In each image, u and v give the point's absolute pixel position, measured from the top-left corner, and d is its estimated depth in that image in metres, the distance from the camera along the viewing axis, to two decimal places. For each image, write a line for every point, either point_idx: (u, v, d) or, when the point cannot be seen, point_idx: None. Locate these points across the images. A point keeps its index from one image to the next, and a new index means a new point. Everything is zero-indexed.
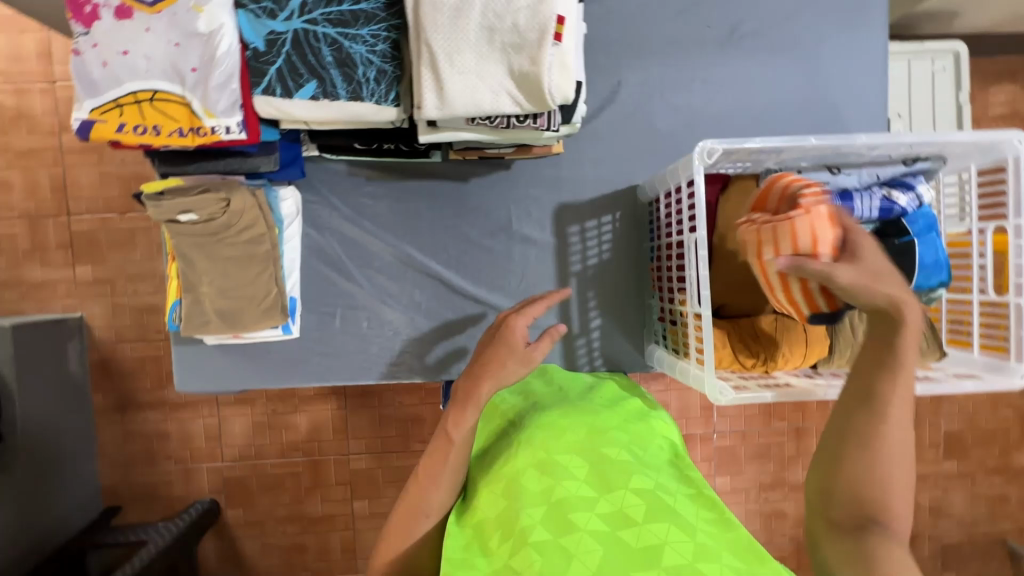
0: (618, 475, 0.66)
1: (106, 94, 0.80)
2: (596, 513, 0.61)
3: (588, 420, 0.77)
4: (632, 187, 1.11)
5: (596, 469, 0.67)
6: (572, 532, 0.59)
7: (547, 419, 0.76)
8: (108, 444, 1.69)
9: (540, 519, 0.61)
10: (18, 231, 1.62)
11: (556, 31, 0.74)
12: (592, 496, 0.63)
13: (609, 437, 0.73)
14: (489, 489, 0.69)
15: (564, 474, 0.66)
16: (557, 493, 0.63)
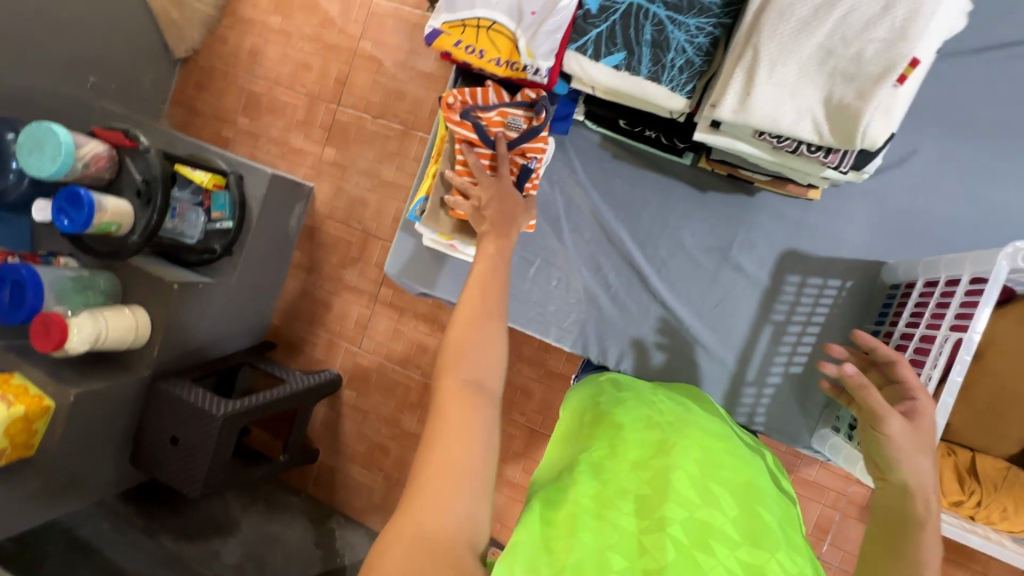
0: (770, 539, 0.60)
1: (459, 13, 0.94)
2: (736, 555, 0.57)
3: (748, 470, 0.71)
4: (878, 263, 1.02)
5: (750, 518, 0.62)
6: (709, 553, 0.56)
7: (709, 441, 0.73)
8: (290, 293, 2.03)
9: (682, 521, 0.58)
10: (300, 105, 1.99)
11: (904, 72, 0.70)
12: (736, 539, 0.59)
13: (767, 501, 0.67)
14: (634, 463, 0.67)
15: (716, 503, 0.62)
16: (701, 512, 0.60)
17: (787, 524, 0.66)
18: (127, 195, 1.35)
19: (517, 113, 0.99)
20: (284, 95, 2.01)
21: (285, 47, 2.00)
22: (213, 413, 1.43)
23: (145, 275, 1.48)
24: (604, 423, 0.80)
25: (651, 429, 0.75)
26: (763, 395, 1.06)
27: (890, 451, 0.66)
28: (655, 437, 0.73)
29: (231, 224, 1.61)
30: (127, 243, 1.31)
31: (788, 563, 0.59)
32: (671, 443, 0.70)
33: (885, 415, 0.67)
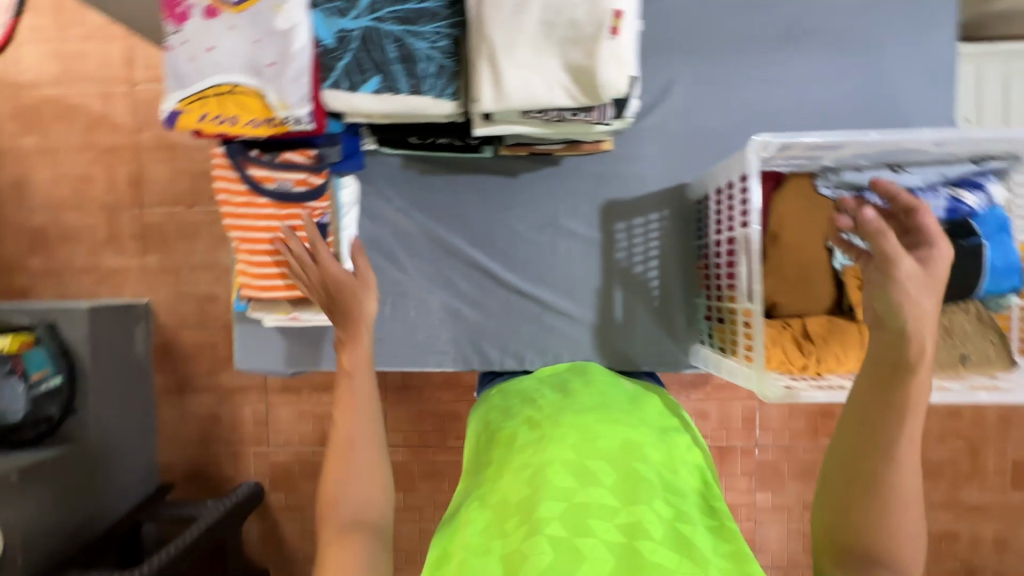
0: (643, 492, 0.69)
1: (192, 86, 0.86)
2: (615, 523, 0.64)
3: (623, 431, 0.81)
4: (681, 185, 1.11)
5: (622, 478, 0.71)
6: (587, 535, 0.62)
7: (579, 420, 0.81)
8: (168, 423, 1.80)
9: (559, 515, 0.64)
10: (98, 222, 1.76)
11: (613, 24, 0.76)
12: (615, 506, 0.67)
13: (642, 452, 0.77)
14: (512, 478, 0.73)
15: (593, 481, 0.69)
16: (579, 496, 0.66)
17: (662, 466, 0.77)
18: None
19: (285, 177, 0.95)
20: (74, 218, 1.76)
21: (54, 166, 1.75)
22: None
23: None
24: (497, 441, 0.85)
25: (532, 432, 0.81)
26: (636, 339, 1.12)
27: (899, 297, 0.66)
28: (536, 439, 0.80)
29: (59, 379, 1.40)
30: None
31: (661, 506, 0.69)
32: (549, 440, 0.77)
33: (894, 276, 0.66)
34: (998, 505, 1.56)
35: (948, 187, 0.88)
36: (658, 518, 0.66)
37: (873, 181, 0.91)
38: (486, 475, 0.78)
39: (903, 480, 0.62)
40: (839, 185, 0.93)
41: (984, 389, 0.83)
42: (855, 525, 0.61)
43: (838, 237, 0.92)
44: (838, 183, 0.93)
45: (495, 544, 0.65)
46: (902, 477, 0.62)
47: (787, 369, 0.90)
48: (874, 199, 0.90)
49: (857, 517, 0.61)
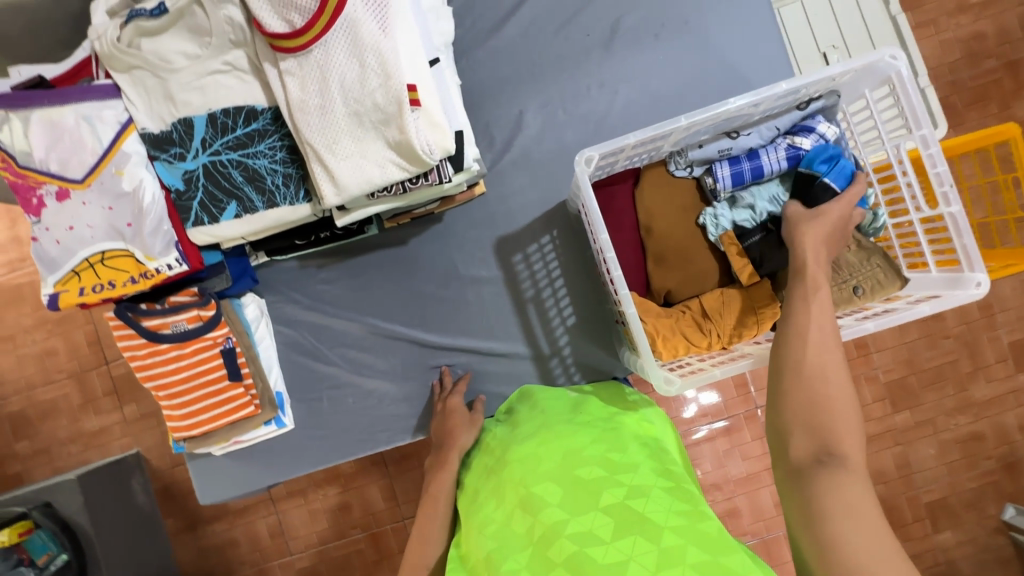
0: (591, 494, 0.69)
1: (63, 267, 0.91)
2: (567, 538, 0.64)
3: (561, 441, 0.80)
4: (562, 202, 1.14)
5: (567, 492, 0.70)
6: (548, 568, 0.63)
7: (527, 451, 0.81)
8: (189, 561, 1.78)
9: (524, 564, 0.66)
10: (69, 389, 1.79)
11: (411, 98, 0.80)
12: (564, 519, 0.66)
13: (585, 453, 0.76)
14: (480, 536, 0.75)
15: (541, 506, 0.70)
16: (534, 532, 0.67)
17: (608, 454, 0.76)
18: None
19: (178, 318, 0.99)
20: (47, 392, 1.79)
21: (15, 350, 1.79)
22: None
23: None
24: (466, 497, 0.88)
25: (493, 482, 0.82)
26: (567, 358, 1.14)
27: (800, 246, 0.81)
28: (490, 489, 0.81)
29: (66, 554, 1.45)
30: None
31: (608, 501, 0.67)
32: (503, 487, 0.78)
33: (800, 242, 0.80)
34: (1005, 395, 1.55)
35: (787, 136, 0.92)
36: (605, 517, 0.65)
37: (718, 151, 0.93)
38: (463, 533, 0.82)
39: (832, 389, 0.66)
40: (689, 166, 0.95)
41: (874, 316, 0.86)
42: (796, 442, 0.64)
43: (706, 213, 0.95)
44: (687, 165, 0.95)
45: None
46: (820, 378, 0.67)
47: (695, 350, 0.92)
48: (725, 168, 0.92)
49: (797, 432, 0.65)
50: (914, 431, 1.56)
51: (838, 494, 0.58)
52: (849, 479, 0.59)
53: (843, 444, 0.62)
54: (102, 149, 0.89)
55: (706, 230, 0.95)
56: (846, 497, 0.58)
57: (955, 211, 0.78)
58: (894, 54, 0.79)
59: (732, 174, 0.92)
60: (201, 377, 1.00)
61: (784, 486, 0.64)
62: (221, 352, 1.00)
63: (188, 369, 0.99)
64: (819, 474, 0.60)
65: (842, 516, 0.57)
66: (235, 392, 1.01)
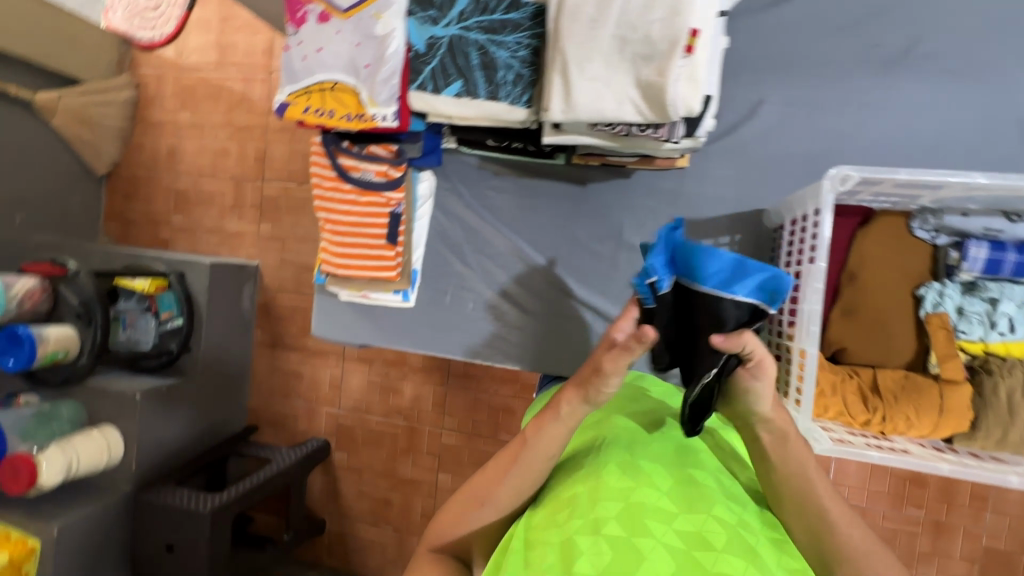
0: (703, 500, 0.66)
1: (301, 82, 0.99)
2: (674, 528, 0.62)
3: (676, 433, 0.78)
4: (759, 211, 1.05)
5: (681, 487, 0.68)
6: (647, 536, 0.60)
7: (635, 426, 0.79)
8: (260, 372, 2.02)
9: (616, 515, 0.63)
10: (227, 190, 2.01)
11: (688, 43, 0.74)
12: (673, 511, 0.64)
13: (697, 458, 0.73)
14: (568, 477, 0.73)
15: (648, 481, 0.67)
16: (635, 496, 0.65)
17: (718, 471, 0.73)
18: (69, 320, 1.39)
19: (369, 167, 1.06)
20: (210, 184, 2.02)
21: (199, 139, 2.02)
22: (199, 512, 1.42)
23: (107, 392, 1.52)
24: None
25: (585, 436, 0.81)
26: None
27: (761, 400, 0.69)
28: (586, 441, 0.79)
29: (182, 321, 1.64)
30: (78, 366, 1.36)
31: (723, 516, 0.64)
32: (598, 443, 0.77)
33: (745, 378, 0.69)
34: None
35: None
36: (718, 529, 0.62)
37: (982, 229, 0.82)
38: None
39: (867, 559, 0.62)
40: (935, 231, 0.85)
41: None
42: None
43: (930, 286, 0.84)
44: (934, 230, 0.85)
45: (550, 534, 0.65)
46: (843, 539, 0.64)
47: (844, 421, 0.82)
48: (981, 250, 0.81)
49: None
50: None
51: None
52: None
53: None
54: None
55: (921, 303, 0.84)
56: None
57: None
58: None
59: (987, 260, 0.81)
60: (364, 227, 1.09)
61: None
62: (387, 214, 1.07)
63: (357, 216, 1.08)
64: None
65: None
66: (385, 253, 1.09)
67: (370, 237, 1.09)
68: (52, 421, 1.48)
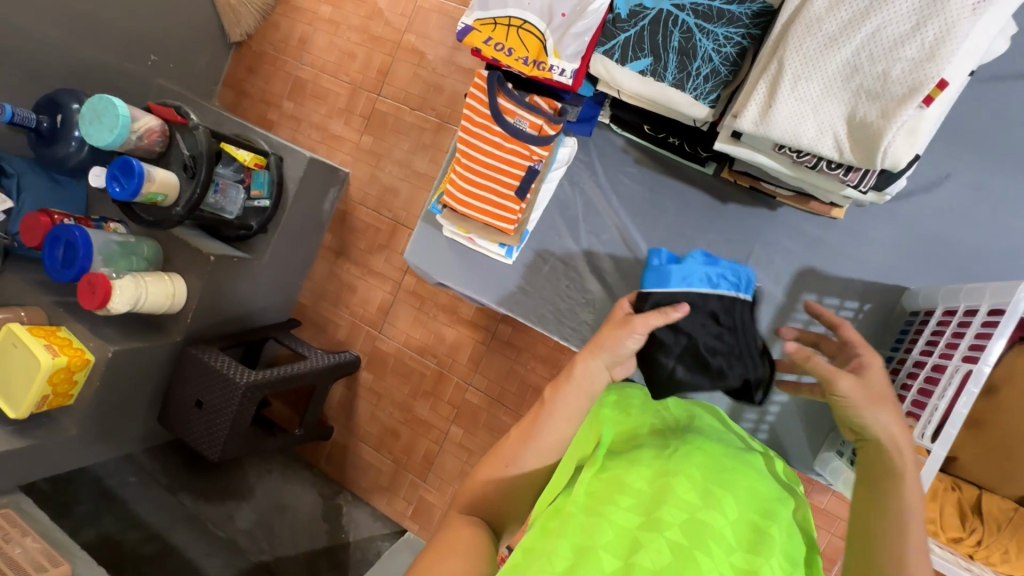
0: (768, 544, 0.63)
1: (491, 11, 0.97)
2: (730, 559, 0.61)
3: (753, 470, 0.74)
4: (898, 287, 0.99)
5: (746, 523, 0.65)
6: (704, 557, 0.59)
7: (714, 443, 0.75)
8: (318, 274, 2.07)
9: (679, 523, 0.62)
10: (343, 93, 2.03)
11: (930, 94, 0.68)
12: (732, 544, 0.62)
13: (773, 498, 0.69)
14: (635, 464, 0.70)
15: (717, 506, 0.65)
16: (702, 515, 0.63)
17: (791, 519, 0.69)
18: (174, 168, 1.44)
19: (526, 116, 1.05)
20: (329, 82, 2.04)
21: (332, 36, 2.03)
22: (236, 381, 1.47)
23: (181, 241, 1.55)
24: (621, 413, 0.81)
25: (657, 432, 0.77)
26: (767, 412, 1.05)
27: (850, 410, 0.64)
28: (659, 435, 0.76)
29: (267, 203, 1.65)
30: (171, 214, 1.40)
31: (780, 566, 0.62)
32: (673, 446, 0.73)
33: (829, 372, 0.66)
34: None
35: None
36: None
37: None
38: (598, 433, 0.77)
39: None
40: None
41: None
42: None
43: None
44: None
45: (607, 507, 0.64)
46: None
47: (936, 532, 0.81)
48: None
49: None
50: None
51: None
52: None
53: None
54: None
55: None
56: None
57: None
58: None
59: None
60: (495, 176, 1.09)
61: None
62: (525, 167, 1.07)
63: (492, 163, 1.09)
64: None
65: None
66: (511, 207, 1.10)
67: (498, 187, 1.09)
68: (133, 255, 1.54)
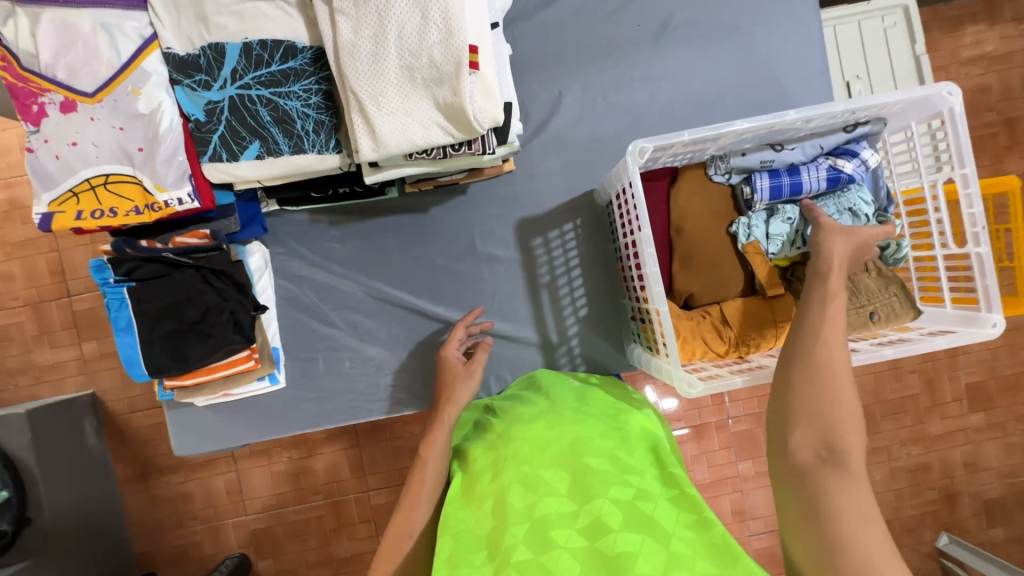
0: (600, 484, 0.65)
1: (61, 185, 0.84)
2: (575, 529, 0.61)
3: (574, 425, 0.76)
4: (588, 192, 1.13)
5: (578, 480, 0.66)
6: (552, 550, 0.59)
7: (534, 427, 0.77)
8: (137, 511, 1.62)
9: (523, 537, 0.61)
10: (24, 319, 1.58)
11: (471, 59, 0.76)
12: (573, 510, 0.63)
13: (592, 442, 0.72)
14: (476, 511, 0.69)
15: (546, 489, 0.66)
16: (539, 509, 0.63)
17: (616, 446, 0.73)
18: None
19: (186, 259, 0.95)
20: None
21: None
22: None
23: None
24: (460, 468, 0.80)
25: (488, 453, 0.77)
26: (573, 347, 1.13)
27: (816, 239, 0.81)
28: (490, 462, 0.75)
29: (7, 493, 1.27)
30: None
31: (619, 492, 0.64)
32: (502, 462, 0.73)
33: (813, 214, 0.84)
34: (955, 432, 1.64)
35: (828, 157, 0.94)
36: (616, 505, 0.62)
37: (760, 162, 0.95)
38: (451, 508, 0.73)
39: (840, 385, 0.62)
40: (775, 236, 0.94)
41: (888, 342, 0.89)
42: (797, 436, 0.60)
43: (739, 222, 0.96)
44: (776, 211, 0.95)
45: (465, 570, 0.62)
46: (831, 374, 0.63)
47: (711, 356, 0.94)
48: (765, 179, 0.93)
49: (800, 425, 0.60)
50: (871, 456, 1.63)
51: (844, 499, 0.56)
52: (848, 481, 0.57)
53: (846, 443, 0.58)
54: (120, 64, 0.82)
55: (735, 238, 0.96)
56: (844, 503, 0.56)
57: (983, 251, 0.82)
58: (952, 90, 0.81)
59: (771, 187, 0.93)
60: None
61: (781, 484, 0.61)
62: None
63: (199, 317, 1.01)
64: (817, 482, 0.58)
65: (851, 520, 0.55)
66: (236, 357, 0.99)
67: None
68: None
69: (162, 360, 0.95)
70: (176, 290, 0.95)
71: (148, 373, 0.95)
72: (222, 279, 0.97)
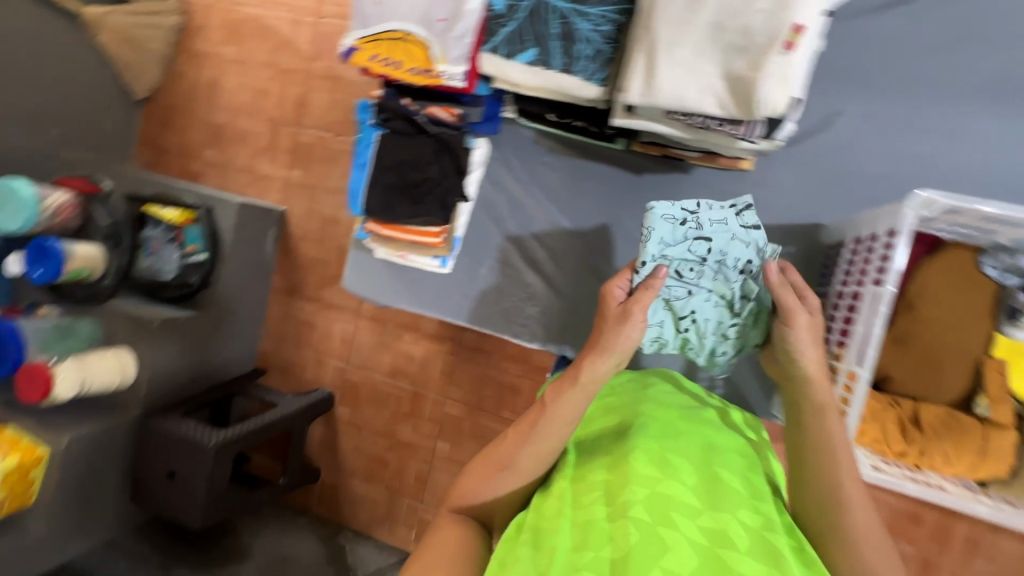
0: (729, 500, 0.63)
1: (370, 28, 0.97)
2: (697, 524, 0.59)
3: (708, 432, 0.75)
4: (816, 225, 1.02)
5: (706, 484, 0.65)
6: (672, 529, 0.57)
7: (667, 413, 0.77)
8: (275, 318, 1.91)
9: (643, 499, 0.60)
10: (263, 131, 1.88)
11: (790, 39, 0.71)
12: (697, 508, 0.61)
13: (724, 456, 0.71)
14: (594, 460, 0.71)
15: (674, 474, 0.65)
16: (663, 487, 0.62)
17: (747, 470, 0.70)
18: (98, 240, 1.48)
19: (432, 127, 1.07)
20: (247, 124, 1.89)
21: (242, 76, 1.89)
22: (204, 444, 1.40)
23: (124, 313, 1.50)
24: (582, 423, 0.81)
25: (615, 419, 0.78)
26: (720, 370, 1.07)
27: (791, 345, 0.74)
28: (615, 424, 0.77)
29: (205, 256, 1.56)
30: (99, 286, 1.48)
31: (748, 516, 0.61)
32: (628, 430, 0.73)
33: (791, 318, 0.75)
34: None
35: None
36: (744, 527, 0.60)
37: None
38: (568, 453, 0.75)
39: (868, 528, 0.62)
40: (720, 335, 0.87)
41: None
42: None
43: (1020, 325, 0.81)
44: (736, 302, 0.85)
45: (568, 510, 0.64)
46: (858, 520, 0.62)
47: (879, 447, 0.83)
48: None
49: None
50: None
51: None
52: None
53: None
54: None
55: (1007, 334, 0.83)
56: None
57: None
58: None
59: None
60: None
61: None
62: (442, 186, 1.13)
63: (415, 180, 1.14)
64: None
65: None
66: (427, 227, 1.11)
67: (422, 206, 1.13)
68: (70, 337, 1.47)
69: (372, 204, 1.09)
70: (411, 153, 1.07)
71: (361, 212, 1.11)
72: (449, 159, 1.08)
